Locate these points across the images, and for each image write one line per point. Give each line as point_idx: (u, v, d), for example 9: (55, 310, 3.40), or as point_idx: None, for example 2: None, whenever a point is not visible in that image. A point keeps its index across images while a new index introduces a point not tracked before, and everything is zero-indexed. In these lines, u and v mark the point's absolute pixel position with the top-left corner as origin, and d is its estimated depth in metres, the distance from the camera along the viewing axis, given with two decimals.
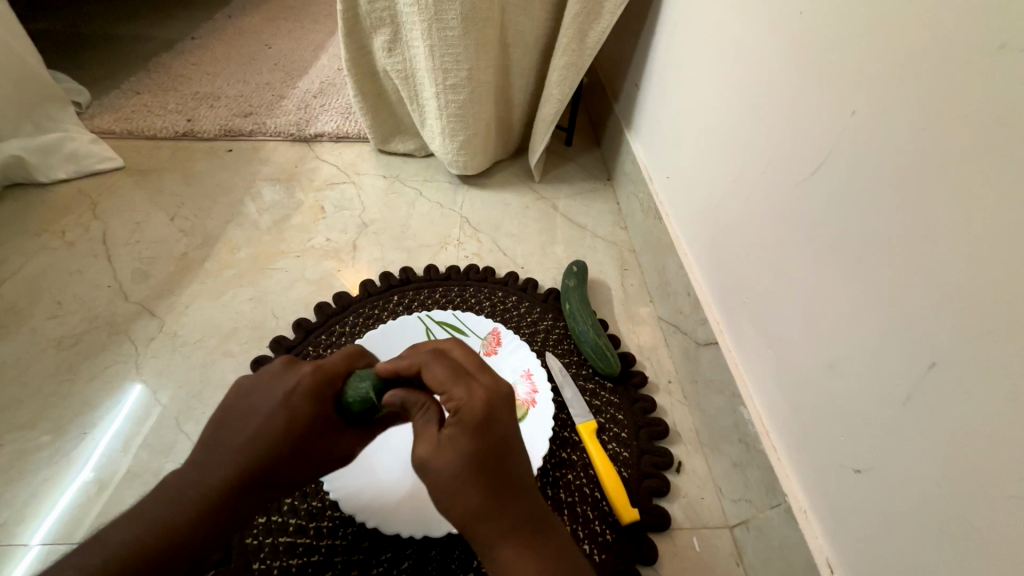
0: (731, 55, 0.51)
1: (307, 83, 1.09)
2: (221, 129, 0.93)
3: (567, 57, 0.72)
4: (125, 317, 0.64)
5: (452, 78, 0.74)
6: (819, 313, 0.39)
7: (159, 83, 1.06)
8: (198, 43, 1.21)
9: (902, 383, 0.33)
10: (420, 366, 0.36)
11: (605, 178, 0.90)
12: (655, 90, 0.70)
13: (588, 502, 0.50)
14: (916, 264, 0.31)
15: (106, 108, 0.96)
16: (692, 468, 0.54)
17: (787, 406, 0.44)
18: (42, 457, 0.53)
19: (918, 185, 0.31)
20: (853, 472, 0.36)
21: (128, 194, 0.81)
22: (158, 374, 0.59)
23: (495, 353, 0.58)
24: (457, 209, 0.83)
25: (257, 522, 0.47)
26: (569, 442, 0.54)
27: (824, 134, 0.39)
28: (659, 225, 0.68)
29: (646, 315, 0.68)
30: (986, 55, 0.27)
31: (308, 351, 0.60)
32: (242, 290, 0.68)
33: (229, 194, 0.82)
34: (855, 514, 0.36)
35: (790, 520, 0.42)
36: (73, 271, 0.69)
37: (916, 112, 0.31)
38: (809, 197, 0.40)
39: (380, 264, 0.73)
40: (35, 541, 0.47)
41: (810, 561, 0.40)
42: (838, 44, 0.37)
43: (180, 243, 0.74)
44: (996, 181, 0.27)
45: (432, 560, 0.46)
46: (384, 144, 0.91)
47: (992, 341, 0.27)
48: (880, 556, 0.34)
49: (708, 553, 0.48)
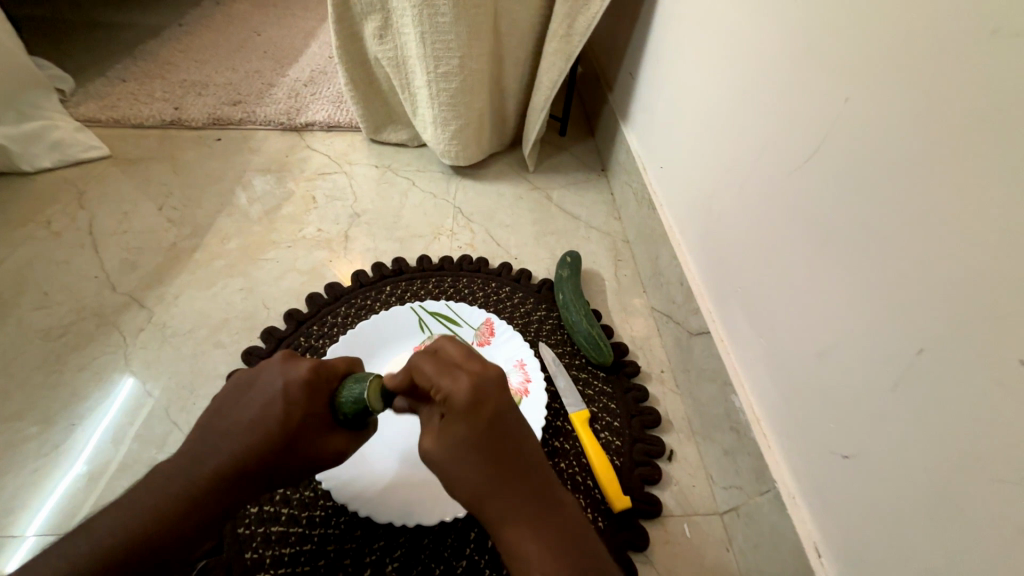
0: (725, 43, 0.51)
1: (298, 71, 1.08)
2: (210, 117, 0.92)
3: (561, 45, 0.72)
4: (112, 308, 0.64)
5: (444, 66, 0.73)
6: (812, 303, 0.39)
7: (146, 70, 1.04)
8: (185, 30, 1.19)
9: (891, 370, 0.33)
10: (410, 371, 0.35)
11: (599, 168, 0.89)
12: (649, 79, 0.70)
13: (581, 490, 0.50)
14: (909, 251, 0.31)
15: (91, 96, 0.95)
16: (684, 456, 0.54)
17: (778, 394, 0.44)
18: (29, 449, 0.52)
19: (910, 171, 0.31)
20: (841, 458, 0.37)
21: (115, 184, 0.79)
22: (148, 365, 0.59)
23: (488, 343, 0.58)
24: (450, 199, 0.82)
25: (249, 512, 0.47)
26: (561, 431, 0.54)
27: (818, 121, 0.38)
28: (653, 215, 0.68)
29: (639, 306, 0.68)
30: (977, 40, 0.27)
31: (299, 342, 0.59)
32: (232, 281, 0.68)
33: (218, 183, 0.81)
34: (842, 500, 0.37)
35: (780, 507, 0.42)
36: (60, 262, 0.68)
37: (906, 100, 0.31)
38: (801, 185, 0.40)
39: (372, 255, 0.73)
40: (28, 532, 0.47)
41: (798, 546, 0.40)
42: (834, 30, 0.37)
43: (169, 233, 0.73)
44: (987, 168, 0.27)
45: (425, 548, 0.46)
46: (376, 133, 0.90)
47: (980, 327, 0.28)
48: (868, 541, 0.34)
49: (699, 540, 0.49)
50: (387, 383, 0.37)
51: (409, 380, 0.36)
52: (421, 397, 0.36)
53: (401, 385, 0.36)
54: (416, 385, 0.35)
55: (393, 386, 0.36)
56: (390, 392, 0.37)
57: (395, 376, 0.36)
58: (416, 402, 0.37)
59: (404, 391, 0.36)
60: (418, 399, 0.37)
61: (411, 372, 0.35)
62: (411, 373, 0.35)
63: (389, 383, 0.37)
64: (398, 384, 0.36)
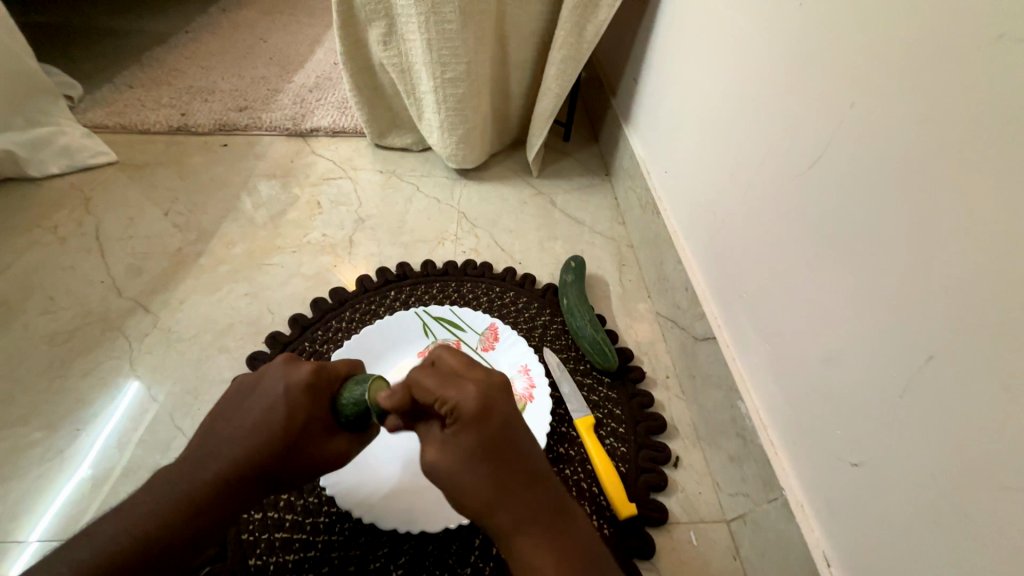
0: (729, 48, 0.51)
1: (303, 77, 1.08)
2: (216, 123, 0.92)
3: (565, 50, 0.72)
4: (118, 313, 0.64)
5: (450, 71, 0.73)
6: (818, 308, 0.39)
7: (153, 77, 1.05)
8: (192, 37, 1.20)
9: (900, 376, 0.32)
10: (409, 387, 0.34)
11: (603, 173, 0.89)
12: (653, 84, 0.70)
13: (586, 497, 0.50)
14: (918, 256, 0.31)
15: (99, 102, 0.96)
16: (690, 463, 0.54)
17: (785, 400, 0.43)
18: (35, 453, 0.52)
19: (917, 176, 0.31)
20: (849, 465, 0.36)
21: (121, 189, 0.80)
22: (153, 370, 0.59)
23: (492, 348, 0.58)
24: (455, 204, 0.82)
25: (252, 518, 0.46)
26: (566, 437, 0.54)
27: (823, 126, 0.38)
28: (657, 220, 0.68)
29: (644, 311, 0.68)
30: (985, 44, 0.27)
31: (303, 348, 0.59)
32: (237, 286, 0.68)
33: (224, 189, 0.82)
34: (850, 508, 0.36)
35: (787, 515, 0.42)
36: (66, 267, 0.68)
37: (912, 105, 0.31)
38: (807, 190, 0.40)
39: (377, 259, 0.73)
40: (33, 537, 0.47)
41: (805, 554, 0.40)
42: (839, 35, 0.37)
43: (174, 238, 0.74)
44: (996, 173, 0.27)
45: (429, 556, 0.46)
46: (381, 139, 0.90)
47: (991, 333, 0.27)
48: (878, 550, 0.34)
49: (705, 547, 0.48)
50: (384, 403, 0.34)
51: (410, 397, 0.34)
52: (418, 414, 0.34)
53: (400, 404, 0.34)
54: (414, 402, 0.34)
55: (392, 406, 0.34)
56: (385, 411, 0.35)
57: (389, 396, 0.34)
58: (410, 421, 0.35)
59: (401, 412, 0.34)
60: (414, 418, 0.35)
61: (409, 389, 0.34)
62: (410, 388, 0.34)
63: (385, 403, 0.34)
64: (396, 403, 0.34)
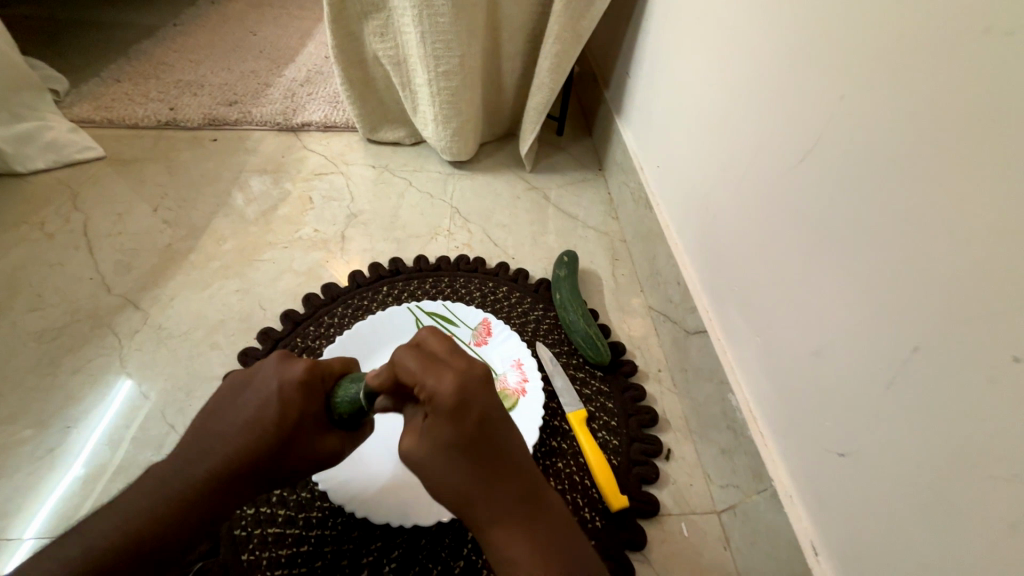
0: (720, 42, 0.51)
1: (294, 71, 1.07)
2: (206, 118, 0.92)
3: (557, 44, 0.72)
4: (108, 310, 0.64)
5: (444, 65, 0.73)
6: (808, 302, 0.39)
7: (141, 71, 1.03)
8: (180, 30, 1.18)
9: (884, 367, 0.33)
10: (394, 367, 0.34)
11: (596, 167, 0.89)
12: (645, 77, 0.70)
13: (578, 490, 0.50)
14: (905, 248, 0.31)
15: (86, 97, 0.94)
16: (682, 455, 0.54)
17: (774, 393, 0.44)
18: (25, 452, 0.52)
19: (904, 169, 0.31)
20: (837, 456, 0.37)
21: (110, 185, 0.79)
22: (144, 367, 0.59)
23: (485, 343, 0.58)
24: (447, 199, 0.82)
25: (245, 513, 0.46)
26: (559, 431, 0.54)
27: (814, 120, 0.38)
28: (649, 214, 0.68)
29: (637, 305, 0.68)
30: (971, 37, 0.27)
31: (296, 343, 0.59)
32: (229, 282, 0.68)
33: (215, 184, 0.81)
34: (838, 497, 0.37)
35: (776, 505, 0.42)
36: (54, 263, 0.68)
37: (899, 97, 0.31)
38: (796, 184, 0.40)
39: (369, 255, 0.72)
40: (24, 535, 0.47)
41: (794, 544, 0.40)
42: (830, 27, 0.36)
43: (164, 234, 0.73)
44: (981, 166, 0.27)
45: (422, 549, 0.46)
46: (373, 133, 0.89)
47: (977, 322, 0.28)
48: (864, 539, 0.34)
49: (696, 538, 0.49)
50: (370, 383, 0.35)
51: (395, 378, 0.34)
52: (404, 396, 0.34)
53: (385, 383, 0.34)
54: (398, 382, 0.34)
55: (378, 385, 0.34)
56: (373, 392, 0.35)
57: (377, 374, 0.35)
58: (396, 402, 0.35)
59: (388, 391, 0.35)
60: (402, 400, 0.35)
61: (393, 370, 0.34)
62: (394, 368, 0.34)
63: (372, 382, 0.34)
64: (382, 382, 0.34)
